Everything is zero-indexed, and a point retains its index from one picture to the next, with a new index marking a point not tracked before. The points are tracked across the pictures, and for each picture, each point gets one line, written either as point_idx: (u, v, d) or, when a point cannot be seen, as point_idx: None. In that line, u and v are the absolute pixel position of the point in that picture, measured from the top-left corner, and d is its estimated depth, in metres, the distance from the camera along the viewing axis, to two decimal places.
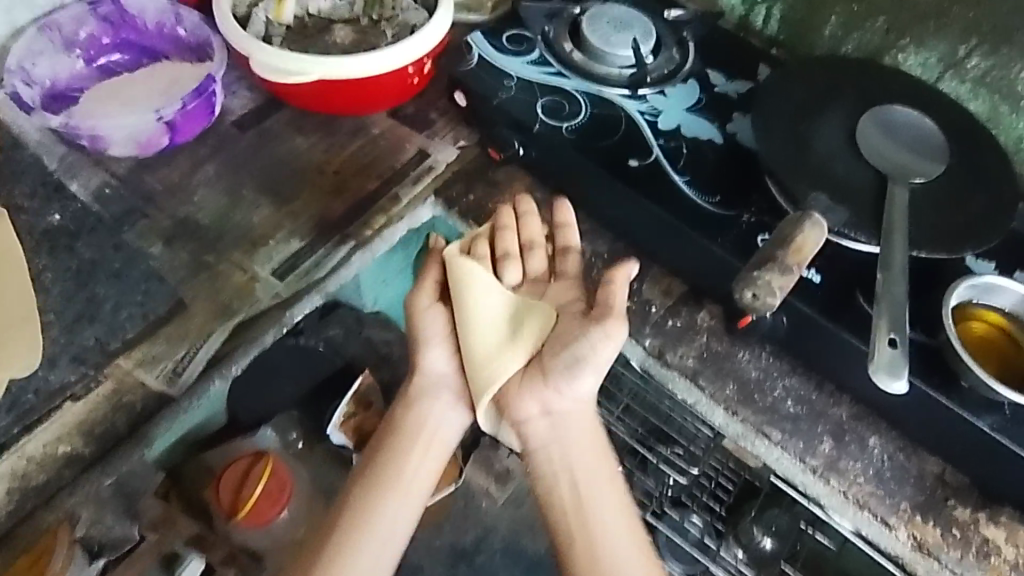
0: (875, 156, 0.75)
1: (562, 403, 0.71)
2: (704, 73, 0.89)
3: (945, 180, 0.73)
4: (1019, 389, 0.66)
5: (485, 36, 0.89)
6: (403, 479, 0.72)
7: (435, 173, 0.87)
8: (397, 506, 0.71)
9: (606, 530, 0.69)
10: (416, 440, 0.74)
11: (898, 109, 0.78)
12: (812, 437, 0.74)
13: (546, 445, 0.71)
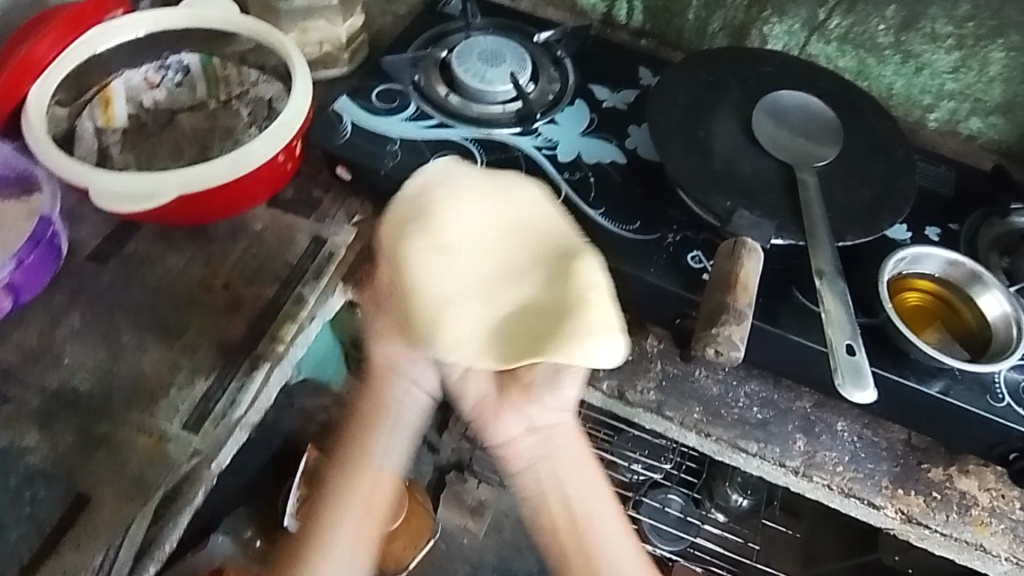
0: (777, 147, 0.74)
1: (544, 415, 0.68)
2: (588, 90, 0.86)
3: (844, 156, 0.74)
4: (963, 352, 0.67)
5: (352, 99, 0.82)
6: (373, 471, 0.65)
7: (337, 258, 0.79)
8: (364, 502, 0.64)
9: (604, 538, 0.66)
10: (390, 422, 0.67)
11: (784, 93, 0.79)
12: (786, 437, 0.73)
13: (535, 459, 0.68)
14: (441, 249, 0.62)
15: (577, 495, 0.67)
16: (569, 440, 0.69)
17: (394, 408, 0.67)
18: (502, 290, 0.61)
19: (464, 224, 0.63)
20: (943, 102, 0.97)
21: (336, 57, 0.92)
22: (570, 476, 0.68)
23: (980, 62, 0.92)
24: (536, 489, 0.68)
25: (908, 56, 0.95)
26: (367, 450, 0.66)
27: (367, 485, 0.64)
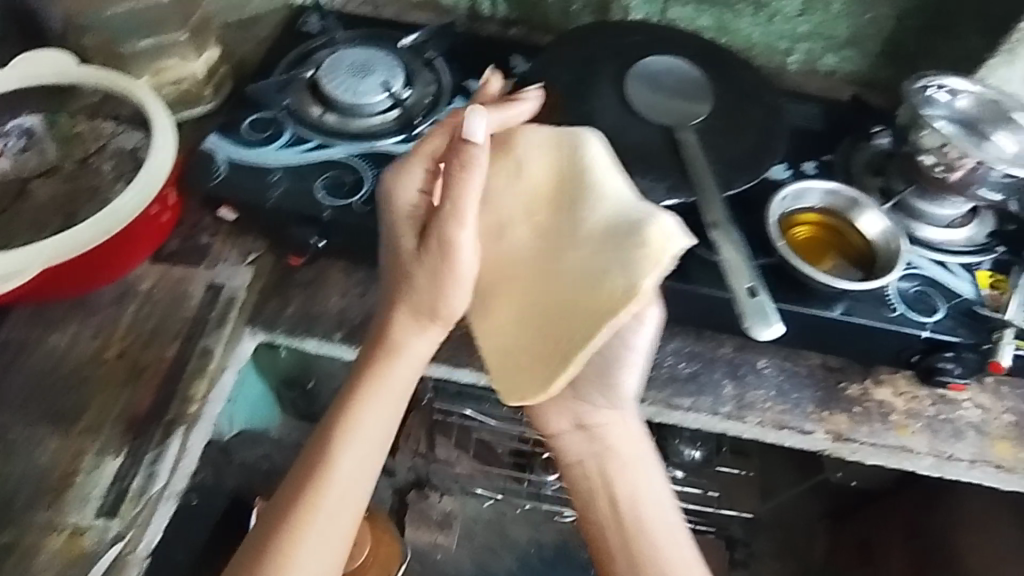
0: (655, 113, 0.76)
1: (597, 415, 0.72)
2: (465, 85, 0.86)
3: (718, 110, 0.77)
4: (856, 271, 0.72)
5: (223, 134, 0.78)
6: (364, 436, 0.62)
7: (239, 302, 0.76)
8: (337, 501, 0.61)
9: (653, 525, 0.68)
10: (380, 386, 0.63)
11: (654, 58, 0.81)
12: (715, 386, 0.76)
13: (580, 454, 0.72)
14: (567, 194, 0.61)
15: (620, 489, 0.70)
16: (611, 435, 0.72)
17: (394, 364, 0.63)
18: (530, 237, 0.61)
19: (590, 211, 0.59)
20: (798, 45, 1.03)
21: (199, 94, 0.88)
22: (616, 466, 0.71)
23: (824, 2, 0.98)
24: (586, 483, 0.71)
25: (760, 6, 1.00)
26: (349, 446, 0.62)
27: (340, 487, 0.61)
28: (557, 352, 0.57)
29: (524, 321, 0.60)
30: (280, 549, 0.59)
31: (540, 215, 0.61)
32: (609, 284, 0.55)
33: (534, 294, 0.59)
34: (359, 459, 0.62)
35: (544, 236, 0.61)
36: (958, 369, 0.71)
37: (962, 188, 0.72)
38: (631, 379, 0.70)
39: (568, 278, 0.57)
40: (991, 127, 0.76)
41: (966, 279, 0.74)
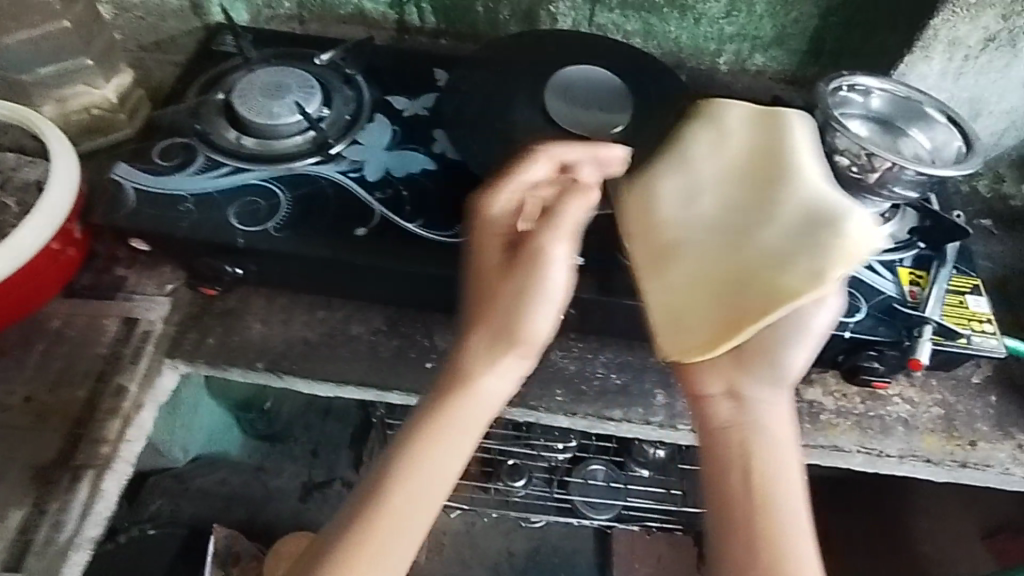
0: (573, 124, 0.75)
1: (754, 390, 0.62)
2: (386, 102, 0.84)
3: (637, 119, 0.77)
4: None
5: (131, 163, 0.75)
6: (440, 462, 0.53)
7: (155, 336, 0.74)
8: (414, 505, 0.51)
9: (802, 526, 0.54)
10: (462, 406, 0.54)
11: (572, 68, 0.80)
12: (647, 396, 0.75)
13: (733, 429, 0.60)
14: (761, 172, 0.63)
15: (776, 493, 0.56)
16: (761, 419, 0.60)
17: (479, 383, 0.55)
18: (717, 209, 0.63)
19: (789, 192, 0.60)
20: (727, 46, 1.04)
21: (115, 120, 0.85)
22: (760, 455, 0.58)
23: (747, 4, 0.98)
24: (736, 471, 0.57)
25: (685, 10, 1.00)
26: (434, 444, 0.53)
27: (424, 487, 0.52)
28: (737, 323, 0.57)
29: (692, 288, 0.60)
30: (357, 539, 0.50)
31: (731, 188, 0.63)
32: (793, 272, 0.56)
33: (710, 272, 0.60)
34: (444, 456, 0.53)
35: (724, 215, 0.62)
36: (881, 368, 0.72)
37: (878, 186, 0.72)
38: (802, 357, 0.63)
39: (755, 255, 0.59)
40: (906, 124, 0.77)
41: (888, 277, 0.74)
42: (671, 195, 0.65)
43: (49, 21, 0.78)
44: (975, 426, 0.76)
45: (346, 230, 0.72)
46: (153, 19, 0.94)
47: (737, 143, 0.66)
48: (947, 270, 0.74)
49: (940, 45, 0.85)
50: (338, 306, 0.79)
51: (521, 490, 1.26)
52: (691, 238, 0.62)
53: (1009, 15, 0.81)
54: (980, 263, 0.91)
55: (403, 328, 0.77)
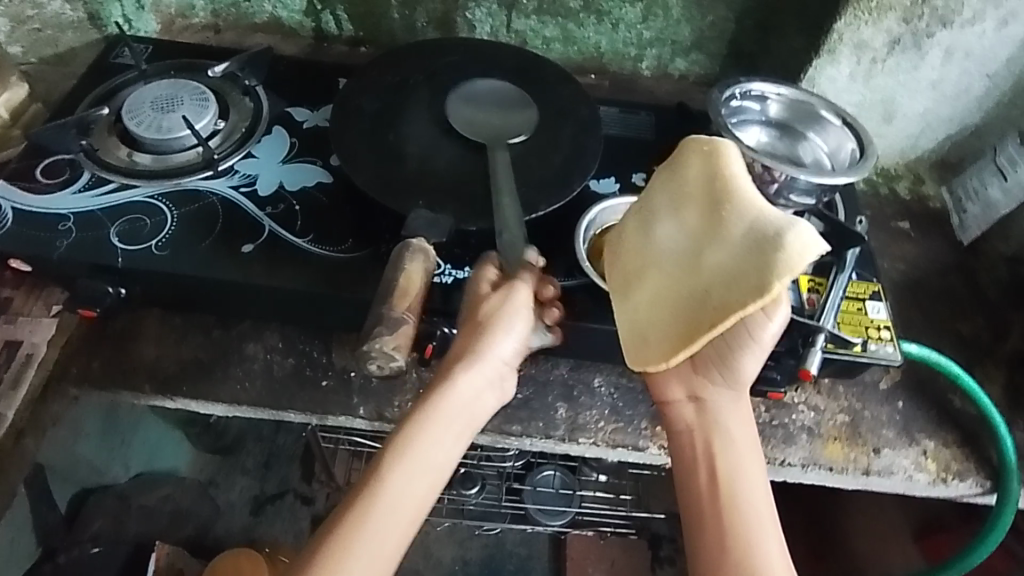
0: (472, 131, 0.74)
1: (715, 393, 0.63)
2: (285, 114, 0.83)
3: (532, 129, 0.76)
4: None
5: (13, 182, 0.73)
6: (428, 466, 0.55)
7: (37, 359, 0.71)
8: (401, 502, 0.53)
9: (761, 523, 0.56)
10: (446, 414, 0.57)
11: (478, 77, 0.79)
12: (548, 410, 0.74)
13: (696, 428, 0.61)
14: (711, 192, 0.57)
15: (734, 492, 0.57)
16: (719, 420, 0.61)
17: (461, 393, 0.57)
18: (674, 231, 0.58)
19: (734, 212, 0.54)
20: (647, 51, 1.03)
21: (7, 136, 0.83)
22: (722, 455, 0.59)
23: (662, 8, 0.97)
24: (701, 474, 0.59)
25: (601, 15, 0.99)
26: (433, 435, 0.56)
27: (423, 476, 0.55)
28: (691, 337, 0.53)
29: (646, 314, 0.57)
30: (355, 521, 0.52)
31: (686, 207, 0.58)
32: (740, 288, 0.51)
33: (668, 297, 0.56)
34: (441, 448, 0.56)
35: (672, 243, 0.57)
36: (776, 377, 0.70)
37: (776, 195, 0.71)
38: (755, 363, 0.62)
39: (706, 274, 0.54)
40: (804, 128, 0.75)
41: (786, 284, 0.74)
42: (633, 224, 0.62)
43: None
44: (881, 433, 0.76)
45: (232, 246, 0.71)
46: (49, 32, 0.90)
47: (690, 167, 0.59)
48: (846, 276, 0.73)
49: (847, 47, 0.84)
50: (234, 324, 0.76)
51: (474, 498, 1.22)
52: (652, 263, 0.58)
53: (911, 18, 0.80)
54: (891, 265, 0.90)
55: (300, 346, 0.76)
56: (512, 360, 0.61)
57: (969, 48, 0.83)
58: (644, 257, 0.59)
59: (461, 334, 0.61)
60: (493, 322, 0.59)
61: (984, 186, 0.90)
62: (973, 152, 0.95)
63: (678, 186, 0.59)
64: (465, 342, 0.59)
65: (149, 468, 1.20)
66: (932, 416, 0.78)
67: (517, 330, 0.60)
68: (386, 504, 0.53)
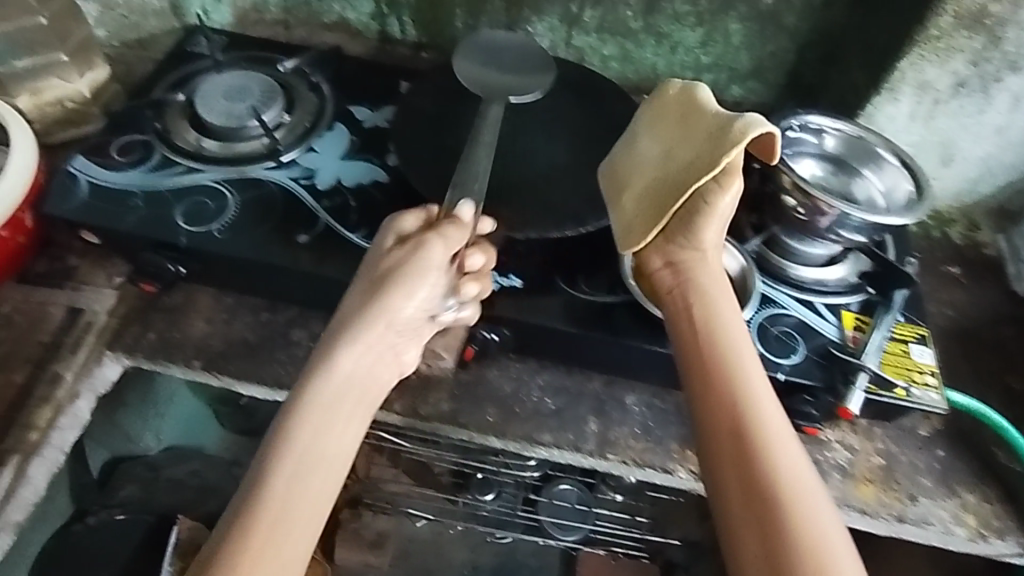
0: (474, 81, 0.81)
1: (687, 255, 0.68)
2: (347, 111, 0.85)
3: (580, 150, 0.79)
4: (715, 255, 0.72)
5: (89, 157, 0.77)
6: (322, 448, 0.54)
7: (96, 327, 0.74)
8: (303, 489, 0.52)
9: (752, 375, 0.57)
10: (328, 397, 0.57)
11: (503, 41, 0.86)
12: (579, 422, 0.75)
13: (672, 286, 0.67)
14: (681, 113, 0.71)
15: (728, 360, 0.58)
16: (701, 293, 0.65)
17: (343, 373, 0.58)
18: (655, 145, 0.71)
19: (692, 121, 0.69)
20: (704, 74, 1.03)
21: (86, 113, 0.88)
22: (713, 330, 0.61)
23: (722, 34, 0.97)
24: (697, 355, 0.60)
25: (661, 37, 1.00)
26: (319, 423, 0.55)
27: (316, 471, 0.53)
28: (661, 214, 0.66)
29: (637, 204, 0.69)
30: (254, 520, 0.50)
31: (662, 128, 0.72)
32: (696, 169, 0.65)
33: (648, 189, 0.69)
34: (331, 434, 0.55)
35: (662, 152, 0.70)
36: (813, 412, 0.70)
37: (826, 230, 0.72)
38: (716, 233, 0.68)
39: (672, 168, 0.68)
40: (861, 165, 0.75)
41: (831, 320, 0.73)
42: (623, 146, 0.74)
43: (24, 17, 0.80)
44: (917, 479, 0.74)
45: (289, 237, 0.73)
46: (133, 18, 0.96)
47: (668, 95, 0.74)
48: (891, 316, 0.73)
49: (908, 86, 0.83)
50: (281, 309, 0.79)
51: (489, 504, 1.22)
52: (636, 169, 0.71)
53: (979, 61, 0.79)
54: (940, 311, 0.88)
55: None
56: (405, 330, 0.62)
57: None
58: (639, 164, 0.71)
59: (356, 303, 0.62)
60: (391, 285, 0.61)
61: None
62: None
63: (665, 113, 0.72)
64: (349, 318, 0.61)
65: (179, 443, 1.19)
66: (971, 469, 0.76)
67: (425, 283, 0.62)
68: (288, 500, 0.51)
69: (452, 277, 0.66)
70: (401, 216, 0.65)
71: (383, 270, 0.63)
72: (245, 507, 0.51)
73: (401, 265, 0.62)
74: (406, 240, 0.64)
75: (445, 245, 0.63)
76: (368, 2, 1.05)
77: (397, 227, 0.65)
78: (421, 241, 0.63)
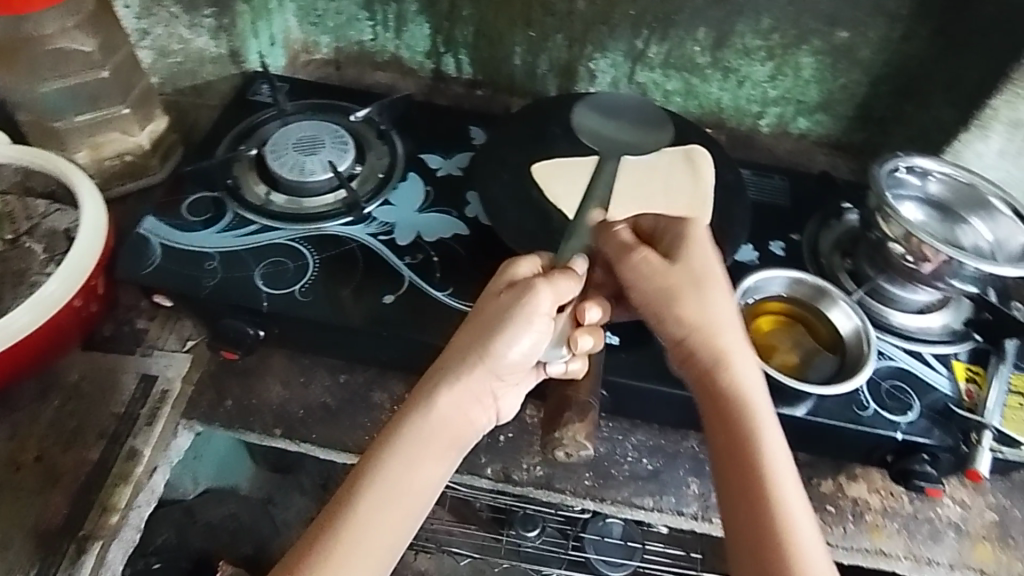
0: (596, 139, 0.75)
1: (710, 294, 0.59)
2: (418, 160, 0.83)
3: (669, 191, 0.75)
4: (836, 316, 0.70)
5: (160, 216, 0.74)
6: (401, 486, 0.51)
7: (171, 397, 0.71)
8: (380, 531, 0.49)
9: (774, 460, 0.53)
10: (426, 433, 0.52)
11: (624, 100, 0.81)
12: (679, 484, 0.71)
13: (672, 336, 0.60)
14: None
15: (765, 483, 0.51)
16: (723, 369, 0.57)
17: (442, 411, 0.53)
18: None
19: None
20: (771, 108, 0.99)
21: (145, 164, 0.84)
22: (746, 441, 0.53)
23: (792, 68, 0.93)
24: (738, 472, 0.52)
25: (728, 72, 0.96)
26: (409, 456, 0.51)
27: (400, 502, 0.50)
28: None
29: None
30: (335, 536, 0.48)
31: None
32: None
33: None
34: (420, 467, 0.52)
35: None
36: (935, 472, 0.66)
37: (933, 278, 0.67)
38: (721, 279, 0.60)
39: None
40: (967, 212, 0.73)
41: (942, 372, 0.70)
42: None
43: (87, 71, 0.77)
44: None
45: (375, 293, 0.70)
46: (189, 65, 0.94)
47: None
48: (1007, 368, 0.70)
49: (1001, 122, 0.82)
50: (360, 369, 0.74)
51: (533, 541, 1.17)
52: None
53: None
54: None
55: None
56: (507, 376, 0.55)
57: None
58: None
59: (457, 347, 0.55)
60: (493, 331, 0.54)
61: None
62: None
63: None
64: (453, 354, 0.55)
65: (217, 482, 1.01)
66: None
67: (528, 332, 0.54)
68: (362, 529, 0.49)
69: (561, 327, 0.58)
70: (519, 263, 0.58)
71: (485, 316, 0.55)
72: (332, 517, 0.49)
73: (501, 323, 0.54)
74: (512, 288, 0.56)
75: (555, 295, 0.55)
76: (423, 41, 1.02)
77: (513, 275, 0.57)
78: (531, 285, 0.55)
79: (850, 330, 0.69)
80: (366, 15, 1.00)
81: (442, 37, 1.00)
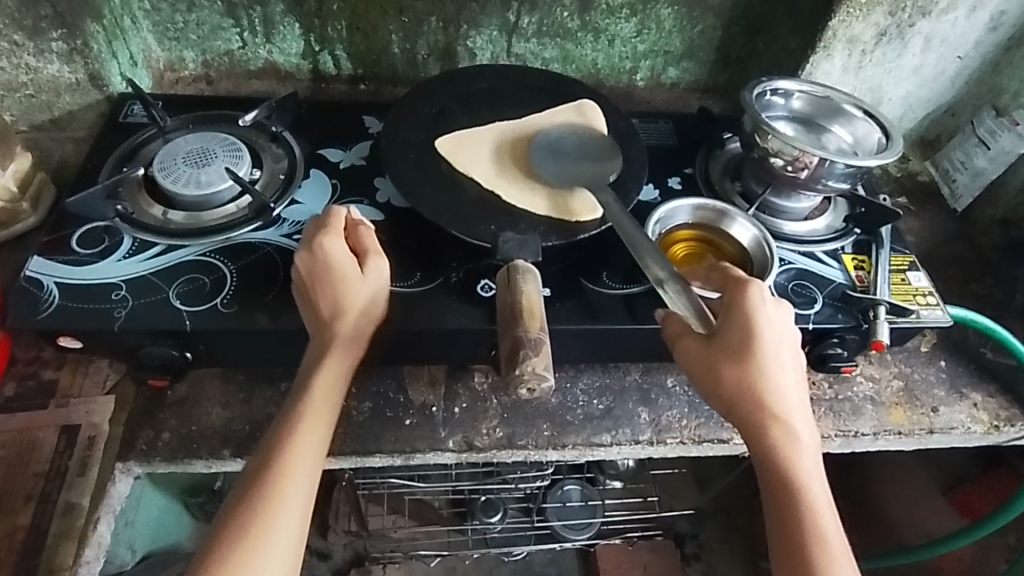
0: (565, 179, 0.74)
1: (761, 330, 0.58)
2: (319, 156, 0.82)
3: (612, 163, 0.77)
4: (738, 232, 0.76)
5: (49, 256, 0.69)
6: (317, 419, 0.57)
7: (101, 441, 0.67)
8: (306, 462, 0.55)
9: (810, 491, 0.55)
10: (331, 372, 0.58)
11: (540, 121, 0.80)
12: (631, 415, 0.75)
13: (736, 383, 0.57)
14: None
15: (817, 531, 0.54)
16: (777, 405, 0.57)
17: (338, 355, 0.58)
18: None
19: None
20: (642, 62, 1.05)
21: (15, 210, 0.78)
22: (792, 476, 0.56)
23: (655, 22, 1.00)
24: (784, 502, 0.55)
25: (598, 33, 1.01)
26: (319, 392, 0.57)
27: (318, 437, 0.56)
28: None
29: None
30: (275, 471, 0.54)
31: None
32: None
33: None
34: (327, 404, 0.57)
35: None
36: (845, 352, 0.74)
37: (812, 182, 0.75)
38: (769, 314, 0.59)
39: None
40: (828, 122, 0.83)
41: (834, 265, 0.79)
42: None
43: None
44: (933, 393, 0.80)
45: (291, 310, 0.67)
46: (44, 98, 0.87)
47: None
48: (885, 251, 0.80)
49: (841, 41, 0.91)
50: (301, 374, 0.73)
51: (497, 525, 1.16)
52: None
53: (896, 11, 0.87)
54: (908, 239, 0.94)
55: (372, 388, 0.74)
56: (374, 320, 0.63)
57: (945, 35, 0.91)
58: None
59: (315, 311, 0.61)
60: (345, 291, 0.60)
61: (970, 157, 0.97)
62: (949, 128, 1.02)
63: None
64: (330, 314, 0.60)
65: (155, 547, 0.95)
66: (973, 372, 0.82)
67: (375, 280, 0.62)
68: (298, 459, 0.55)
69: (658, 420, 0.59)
70: (325, 240, 0.62)
71: (331, 290, 0.60)
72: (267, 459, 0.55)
73: (341, 304, 0.60)
74: (319, 279, 0.60)
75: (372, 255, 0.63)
76: (295, 42, 0.99)
77: (329, 258, 0.61)
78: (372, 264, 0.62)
79: (754, 241, 0.75)
80: (231, 22, 0.96)
81: (314, 36, 0.98)
